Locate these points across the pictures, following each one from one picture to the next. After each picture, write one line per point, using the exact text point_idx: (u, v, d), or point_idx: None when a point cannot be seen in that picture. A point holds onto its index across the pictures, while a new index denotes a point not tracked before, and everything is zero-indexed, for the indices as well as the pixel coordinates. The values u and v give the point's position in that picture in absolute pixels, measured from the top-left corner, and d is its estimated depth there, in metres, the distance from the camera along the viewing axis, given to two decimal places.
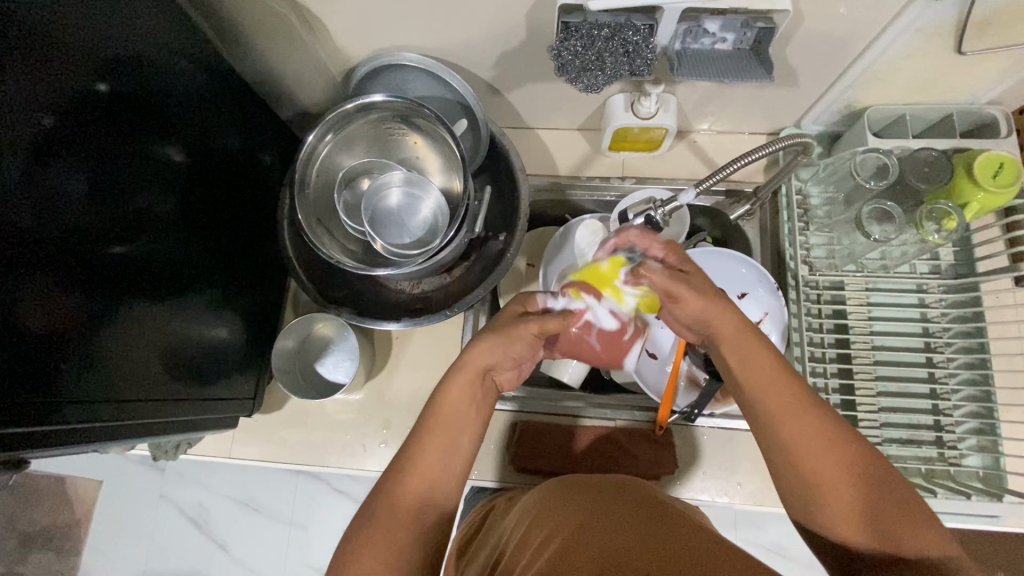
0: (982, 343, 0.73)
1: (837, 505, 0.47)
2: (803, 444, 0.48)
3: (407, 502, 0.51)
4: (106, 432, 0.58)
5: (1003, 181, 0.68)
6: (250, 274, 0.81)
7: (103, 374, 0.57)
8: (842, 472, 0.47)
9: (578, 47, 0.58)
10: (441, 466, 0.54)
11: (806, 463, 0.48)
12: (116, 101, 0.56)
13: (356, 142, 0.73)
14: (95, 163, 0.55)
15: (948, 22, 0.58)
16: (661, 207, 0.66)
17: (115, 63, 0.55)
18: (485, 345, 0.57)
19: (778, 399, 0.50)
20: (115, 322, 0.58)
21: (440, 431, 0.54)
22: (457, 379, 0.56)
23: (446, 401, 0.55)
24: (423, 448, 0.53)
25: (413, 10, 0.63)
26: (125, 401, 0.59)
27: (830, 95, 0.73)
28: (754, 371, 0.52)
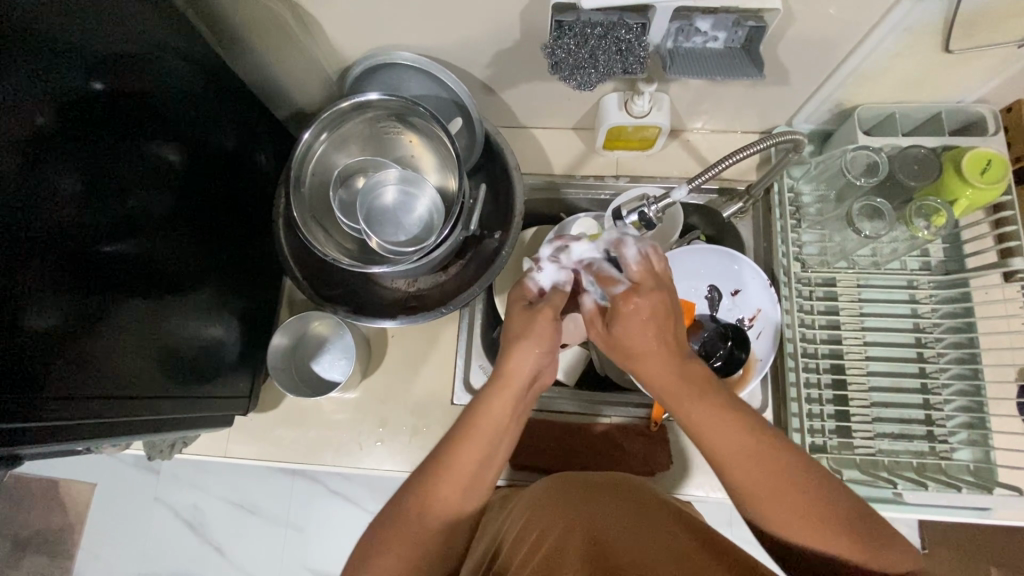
0: (972, 338, 0.74)
1: (789, 528, 0.48)
2: (754, 487, 0.49)
3: (439, 508, 0.52)
4: (108, 429, 0.59)
5: (990, 178, 0.69)
6: (247, 274, 0.81)
7: (102, 373, 0.57)
8: (793, 505, 0.48)
9: (571, 45, 0.59)
10: (473, 477, 0.54)
11: (756, 494, 0.49)
12: (111, 100, 0.57)
13: (352, 140, 0.73)
14: (89, 161, 0.55)
15: (935, 21, 0.59)
16: (654, 204, 0.66)
17: (110, 62, 0.56)
18: (521, 352, 0.58)
19: (723, 446, 0.50)
20: (114, 322, 0.58)
21: (479, 441, 0.54)
22: (497, 390, 0.57)
23: (487, 412, 0.55)
24: (460, 455, 0.54)
25: (407, 10, 0.64)
26: (126, 400, 0.60)
27: (821, 94, 0.74)
28: (696, 418, 0.52)
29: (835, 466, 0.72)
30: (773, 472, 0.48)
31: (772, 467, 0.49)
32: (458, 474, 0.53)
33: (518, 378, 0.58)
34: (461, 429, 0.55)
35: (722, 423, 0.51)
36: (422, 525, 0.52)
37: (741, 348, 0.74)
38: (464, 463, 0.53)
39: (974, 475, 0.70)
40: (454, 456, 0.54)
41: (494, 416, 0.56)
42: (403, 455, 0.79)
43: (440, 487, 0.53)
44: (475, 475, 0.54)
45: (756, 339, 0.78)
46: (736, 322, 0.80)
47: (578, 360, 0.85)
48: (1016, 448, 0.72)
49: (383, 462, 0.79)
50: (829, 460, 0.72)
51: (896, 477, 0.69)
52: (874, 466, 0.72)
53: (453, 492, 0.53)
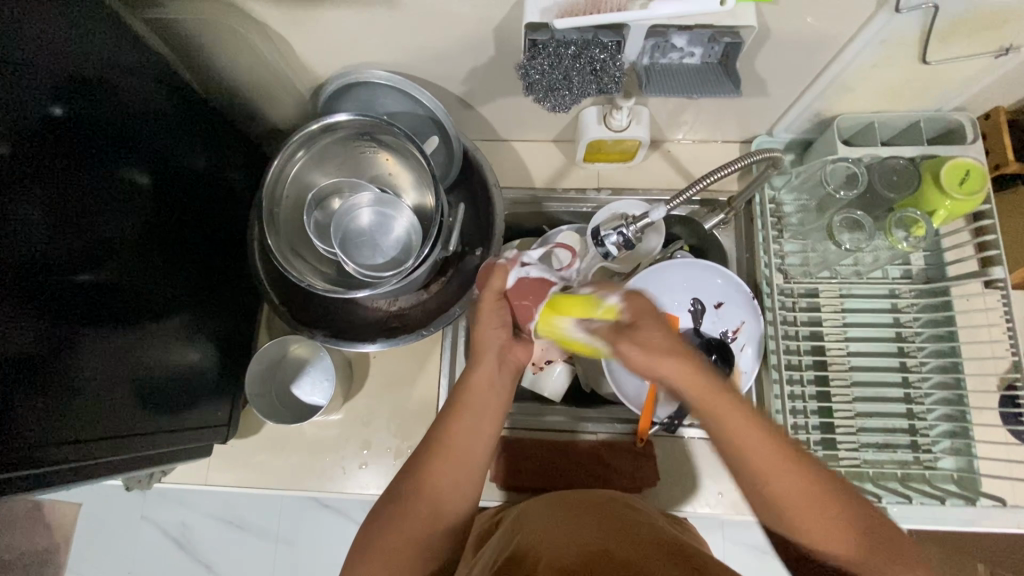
0: (954, 347, 0.74)
1: (836, 542, 0.49)
2: (802, 500, 0.49)
3: (432, 491, 0.57)
4: (75, 472, 0.55)
5: (968, 189, 0.69)
6: (224, 297, 0.79)
7: (60, 414, 0.54)
8: (832, 515, 0.50)
9: (545, 66, 0.57)
10: (467, 458, 0.59)
11: (805, 509, 0.49)
12: (73, 125, 0.55)
13: (326, 160, 0.71)
14: (54, 187, 0.53)
15: (912, 32, 0.58)
16: (633, 224, 0.65)
17: (74, 85, 0.54)
18: (487, 335, 0.63)
19: (766, 457, 0.50)
20: (87, 355, 0.57)
21: (472, 418, 0.60)
22: (475, 375, 0.62)
23: (474, 388, 0.61)
24: (456, 433, 0.59)
25: (379, 26, 0.62)
26: (87, 441, 0.57)
27: (801, 104, 0.74)
28: (734, 432, 0.50)
29: None
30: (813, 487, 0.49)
31: (820, 496, 0.49)
32: (447, 455, 0.58)
33: (491, 355, 0.63)
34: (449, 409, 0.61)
35: (764, 454, 0.50)
36: (423, 505, 0.56)
37: (726, 361, 0.76)
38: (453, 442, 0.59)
39: (958, 484, 0.70)
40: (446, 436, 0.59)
41: (480, 392, 0.62)
42: (387, 478, 0.78)
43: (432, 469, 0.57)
44: (466, 452, 0.59)
45: (739, 352, 0.78)
46: (720, 335, 0.79)
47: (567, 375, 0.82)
48: (996, 456, 0.72)
49: (367, 485, 0.78)
50: None
51: (882, 488, 0.70)
52: (859, 477, 0.72)
53: (442, 471, 0.57)
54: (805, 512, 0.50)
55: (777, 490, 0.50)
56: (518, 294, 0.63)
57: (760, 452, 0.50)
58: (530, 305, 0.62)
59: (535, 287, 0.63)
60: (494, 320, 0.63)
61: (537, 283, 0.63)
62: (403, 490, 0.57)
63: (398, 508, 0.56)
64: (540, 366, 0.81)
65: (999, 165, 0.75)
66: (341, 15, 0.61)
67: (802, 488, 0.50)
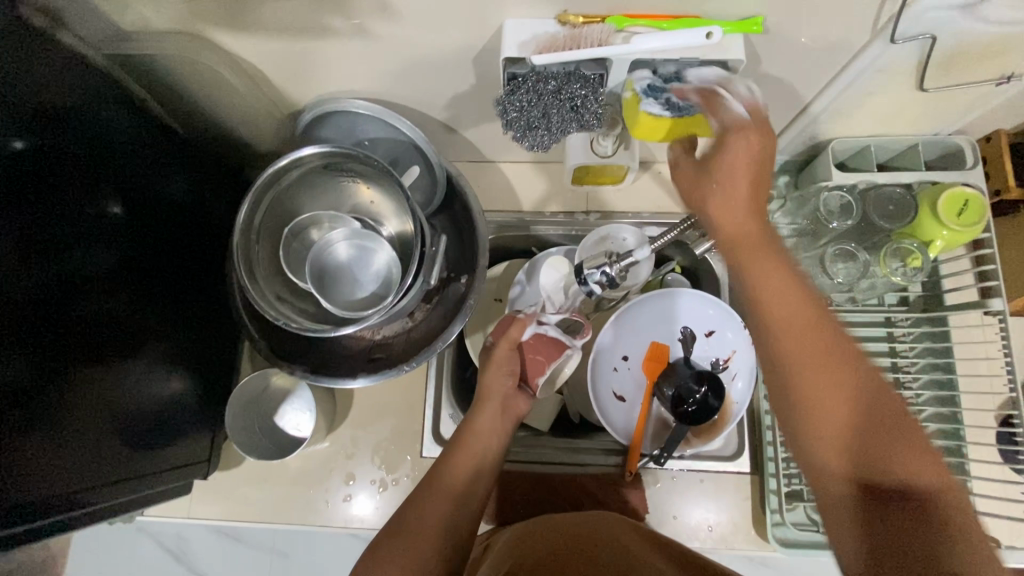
0: (950, 379, 0.72)
1: (836, 425, 0.47)
2: (820, 368, 0.47)
3: (436, 512, 0.62)
4: (44, 529, 0.53)
5: (967, 220, 0.66)
6: (206, 329, 0.77)
7: (22, 472, 0.52)
8: (846, 388, 0.47)
9: (524, 102, 0.55)
10: (469, 484, 0.65)
11: (820, 382, 0.47)
12: (38, 157, 0.54)
13: (303, 192, 0.70)
14: (18, 221, 0.52)
15: (907, 62, 0.56)
16: (616, 263, 0.64)
17: (38, 117, 0.53)
18: (492, 376, 0.70)
19: (788, 318, 0.49)
20: (59, 394, 0.56)
21: (468, 460, 0.65)
22: (481, 409, 0.68)
23: (473, 434, 0.67)
24: (455, 474, 0.64)
25: (353, 56, 0.60)
26: (52, 496, 0.55)
27: (795, 127, 0.71)
28: (759, 282, 0.50)
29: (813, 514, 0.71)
30: (830, 353, 0.48)
31: (835, 360, 0.48)
32: (449, 482, 0.64)
33: (495, 393, 0.69)
34: (457, 438, 0.67)
35: (785, 318, 0.49)
36: (428, 520, 0.61)
37: (717, 395, 0.72)
38: (457, 470, 0.65)
39: None
40: (446, 477, 0.64)
41: (482, 430, 0.67)
42: (373, 510, 0.77)
43: (435, 493, 0.63)
44: (468, 480, 0.65)
45: (730, 382, 0.76)
46: (711, 364, 0.78)
47: (551, 407, 0.81)
48: (993, 492, 0.71)
49: (351, 519, 0.77)
50: (806, 507, 0.71)
51: None
52: None
53: (445, 496, 0.63)
54: (825, 389, 0.47)
55: (806, 386, 0.48)
56: (531, 346, 0.73)
57: (784, 314, 0.49)
58: (541, 360, 0.73)
59: (547, 344, 0.73)
60: (505, 368, 0.70)
61: (553, 341, 0.74)
62: (409, 510, 0.62)
63: (402, 534, 0.60)
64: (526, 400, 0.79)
65: (999, 191, 0.73)
66: (315, 46, 0.59)
67: (822, 355, 0.48)
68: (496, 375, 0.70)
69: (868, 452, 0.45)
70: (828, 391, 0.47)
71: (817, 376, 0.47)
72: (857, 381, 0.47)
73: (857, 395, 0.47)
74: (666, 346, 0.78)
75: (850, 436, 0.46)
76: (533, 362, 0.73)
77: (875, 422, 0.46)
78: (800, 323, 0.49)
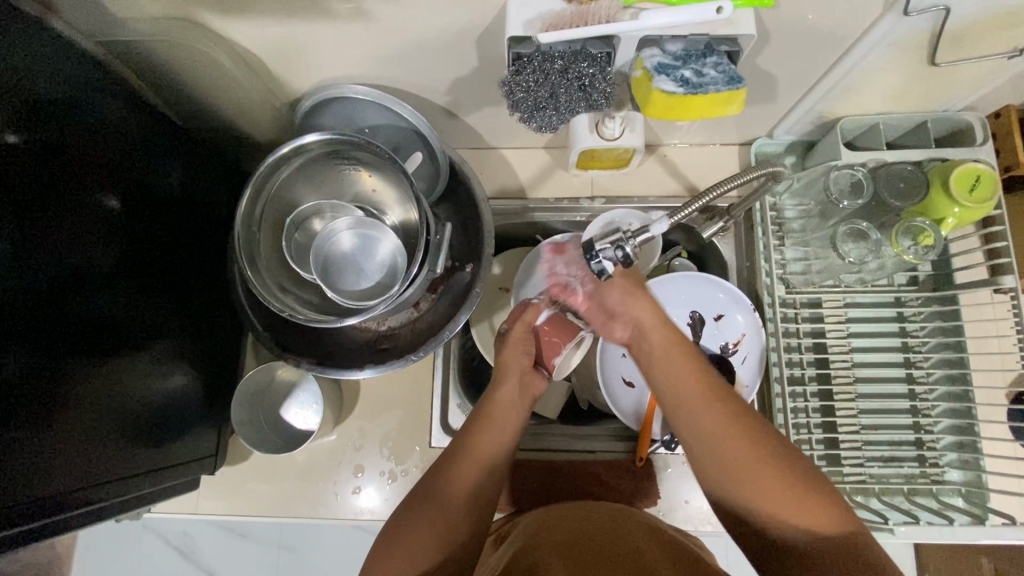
0: (962, 358, 0.72)
1: (763, 495, 0.49)
2: (716, 433, 0.52)
3: (462, 487, 0.56)
4: (47, 527, 0.52)
5: (979, 197, 0.66)
6: (208, 322, 0.76)
7: (28, 467, 0.51)
8: (747, 454, 0.50)
9: (530, 82, 0.54)
10: (494, 458, 0.59)
11: (727, 459, 0.51)
12: (31, 152, 0.52)
13: (305, 182, 0.69)
14: (15, 218, 0.51)
15: (920, 35, 0.54)
16: (631, 238, 0.55)
17: (31, 109, 0.51)
18: (512, 349, 0.67)
19: (688, 384, 0.55)
20: (63, 390, 0.55)
21: (495, 430, 0.61)
22: (503, 382, 0.64)
23: (499, 406, 0.62)
24: (480, 444, 0.59)
25: (354, 39, 0.59)
26: (56, 492, 0.53)
27: (802, 106, 0.70)
28: (666, 363, 0.57)
29: None
30: (729, 419, 0.52)
31: (736, 427, 0.52)
32: (474, 452, 0.58)
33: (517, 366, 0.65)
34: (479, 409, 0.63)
35: (684, 381, 0.55)
36: (452, 495, 0.55)
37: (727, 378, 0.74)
38: (483, 442, 0.59)
39: (965, 498, 0.69)
40: (471, 447, 0.59)
41: (505, 405, 0.63)
42: (381, 501, 0.77)
43: (461, 468, 0.57)
44: (493, 452, 0.59)
45: (741, 365, 0.75)
46: (720, 348, 0.77)
47: (559, 393, 0.81)
48: (1003, 470, 0.71)
49: (361, 511, 0.77)
50: None
51: (888, 509, 0.69)
52: (864, 492, 0.71)
53: (468, 469, 0.57)
54: (743, 469, 0.50)
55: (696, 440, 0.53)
56: (549, 328, 0.71)
57: (684, 381, 0.55)
58: (558, 342, 0.71)
59: (564, 326, 0.71)
60: (522, 347, 0.67)
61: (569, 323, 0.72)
62: (430, 484, 0.56)
63: (425, 508, 0.54)
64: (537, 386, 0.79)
65: (1010, 167, 0.73)
66: (315, 29, 0.57)
67: (714, 414, 0.53)
68: (516, 347, 0.66)
69: (781, 502, 0.48)
70: (725, 453, 0.51)
71: (715, 439, 0.52)
72: (760, 446, 0.51)
73: (750, 456, 0.50)
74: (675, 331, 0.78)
75: (764, 500, 0.49)
76: (552, 344, 0.71)
77: (784, 485, 0.48)
78: (696, 389, 0.55)
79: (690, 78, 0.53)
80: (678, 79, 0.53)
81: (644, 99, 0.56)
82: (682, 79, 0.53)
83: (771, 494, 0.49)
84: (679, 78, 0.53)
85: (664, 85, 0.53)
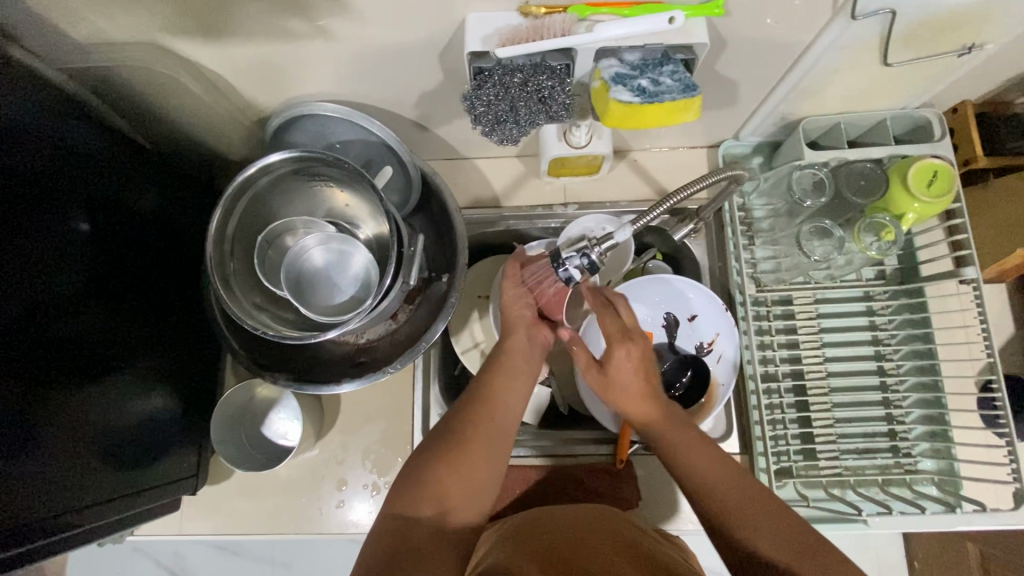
0: (929, 348, 0.74)
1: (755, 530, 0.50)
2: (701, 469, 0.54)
3: (482, 439, 0.56)
4: (19, 557, 0.52)
5: (937, 191, 0.68)
6: (184, 342, 0.76)
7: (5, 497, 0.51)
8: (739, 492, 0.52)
9: (491, 96, 0.55)
10: (506, 413, 0.59)
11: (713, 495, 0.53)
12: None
13: (275, 198, 0.69)
14: None
15: (871, 38, 0.56)
16: (597, 246, 0.56)
17: None
18: (514, 300, 0.65)
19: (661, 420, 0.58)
20: (39, 416, 0.55)
21: (508, 379, 0.60)
22: (513, 338, 0.63)
23: (512, 357, 0.62)
24: (495, 397, 0.59)
25: (318, 58, 0.60)
26: (32, 522, 0.53)
27: (765, 109, 0.72)
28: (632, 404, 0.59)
29: (802, 490, 0.72)
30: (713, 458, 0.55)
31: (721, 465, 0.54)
32: (490, 404, 0.58)
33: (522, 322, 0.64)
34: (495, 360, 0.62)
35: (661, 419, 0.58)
36: (473, 442, 0.55)
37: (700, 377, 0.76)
38: (501, 394, 0.59)
39: (938, 486, 0.71)
40: (487, 397, 0.59)
41: (517, 357, 0.62)
42: (368, 514, 0.77)
43: (478, 419, 0.57)
44: (506, 407, 0.59)
45: (716, 363, 0.77)
46: (695, 347, 0.79)
47: (540, 398, 0.83)
48: (974, 458, 0.72)
49: (346, 525, 0.77)
50: (796, 483, 0.71)
51: (864, 499, 0.70)
52: (840, 485, 0.72)
53: (487, 420, 0.57)
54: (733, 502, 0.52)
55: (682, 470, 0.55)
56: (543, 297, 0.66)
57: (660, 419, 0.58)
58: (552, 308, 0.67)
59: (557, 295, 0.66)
60: (520, 302, 0.65)
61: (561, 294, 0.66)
62: (453, 430, 0.57)
63: (446, 451, 0.55)
64: None
65: (968, 161, 0.74)
66: (276, 50, 0.58)
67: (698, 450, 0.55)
68: (514, 303, 0.65)
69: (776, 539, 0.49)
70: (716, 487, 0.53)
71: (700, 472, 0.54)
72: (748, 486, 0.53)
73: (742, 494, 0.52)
74: (650, 333, 0.79)
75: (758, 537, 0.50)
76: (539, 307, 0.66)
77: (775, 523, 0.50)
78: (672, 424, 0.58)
79: (644, 87, 0.54)
80: (632, 88, 0.54)
81: (602, 109, 0.57)
82: (637, 90, 0.54)
83: (758, 511, 0.51)
84: (633, 88, 0.54)
85: (620, 94, 0.54)
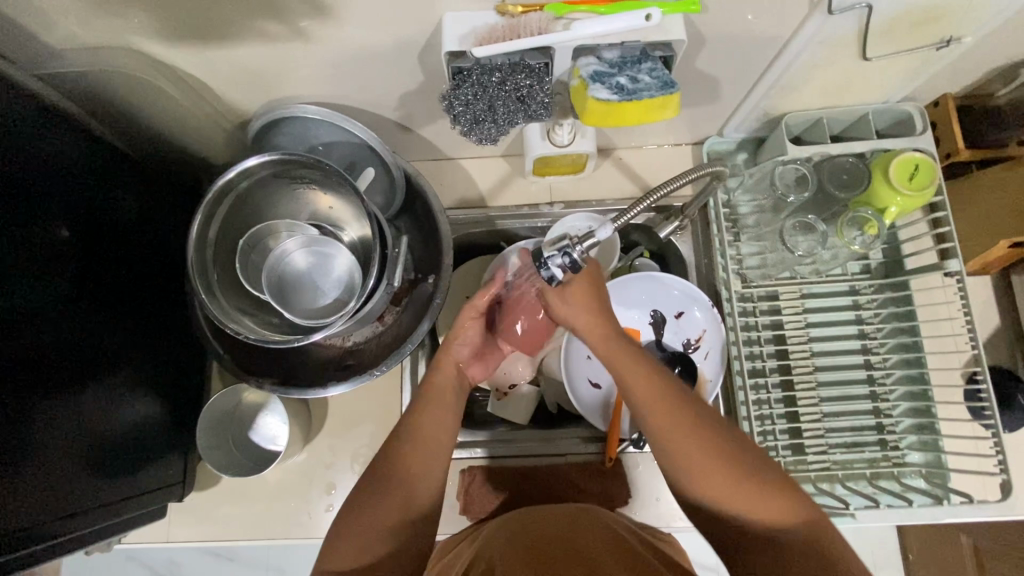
0: (915, 341, 0.74)
1: (751, 504, 0.50)
2: (694, 454, 0.52)
3: (413, 476, 0.56)
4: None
5: (917, 185, 0.68)
6: (168, 348, 0.75)
7: None
8: (730, 470, 0.51)
9: (469, 95, 0.55)
10: (437, 446, 0.58)
11: (708, 478, 0.51)
12: None
13: (257, 202, 0.69)
14: None
15: (849, 32, 0.56)
16: (579, 244, 0.55)
17: None
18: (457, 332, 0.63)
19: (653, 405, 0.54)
20: (19, 425, 0.54)
21: (433, 411, 0.59)
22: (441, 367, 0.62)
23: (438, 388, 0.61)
24: (421, 432, 0.58)
25: (296, 60, 0.59)
26: (13, 531, 0.52)
27: (748, 104, 0.72)
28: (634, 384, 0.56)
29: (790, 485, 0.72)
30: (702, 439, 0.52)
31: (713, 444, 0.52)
32: (417, 441, 0.57)
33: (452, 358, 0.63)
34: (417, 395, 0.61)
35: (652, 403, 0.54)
36: (401, 483, 0.55)
37: (689, 374, 0.76)
38: (429, 426, 0.58)
39: (926, 479, 0.71)
40: (415, 432, 0.58)
41: (444, 386, 0.61)
42: None
43: (406, 457, 0.56)
44: (436, 439, 0.58)
45: (704, 360, 0.78)
46: (683, 345, 0.79)
47: (529, 398, 0.83)
48: (960, 449, 0.73)
49: None
50: None
51: (852, 493, 0.70)
52: (829, 479, 0.72)
53: (418, 457, 0.56)
54: (726, 481, 0.51)
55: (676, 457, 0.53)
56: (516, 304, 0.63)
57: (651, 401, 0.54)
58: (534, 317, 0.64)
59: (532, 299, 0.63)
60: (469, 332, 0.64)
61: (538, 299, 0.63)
62: (380, 471, 0.56)
63: (374, 495, 0.54)
64: (504, 392, 0.82)
65: (950, 154, 0.74)
66: (254, 52, 0.58)
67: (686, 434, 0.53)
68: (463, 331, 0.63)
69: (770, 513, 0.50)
70: (710, 468, 0.51)
71: (692, 457, 0.52)
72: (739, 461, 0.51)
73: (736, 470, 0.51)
74: (638, 330, 0.80)
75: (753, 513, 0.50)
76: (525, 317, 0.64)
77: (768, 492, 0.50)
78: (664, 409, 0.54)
79: (623, 84, 0.54)
80: (610, 85, 0.54)
81: (581, 109, 0.57)
82: (615, 87, 0.54)
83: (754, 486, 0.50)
84: (611, 85, 0.54)
85: (599, 91, 0.54)
